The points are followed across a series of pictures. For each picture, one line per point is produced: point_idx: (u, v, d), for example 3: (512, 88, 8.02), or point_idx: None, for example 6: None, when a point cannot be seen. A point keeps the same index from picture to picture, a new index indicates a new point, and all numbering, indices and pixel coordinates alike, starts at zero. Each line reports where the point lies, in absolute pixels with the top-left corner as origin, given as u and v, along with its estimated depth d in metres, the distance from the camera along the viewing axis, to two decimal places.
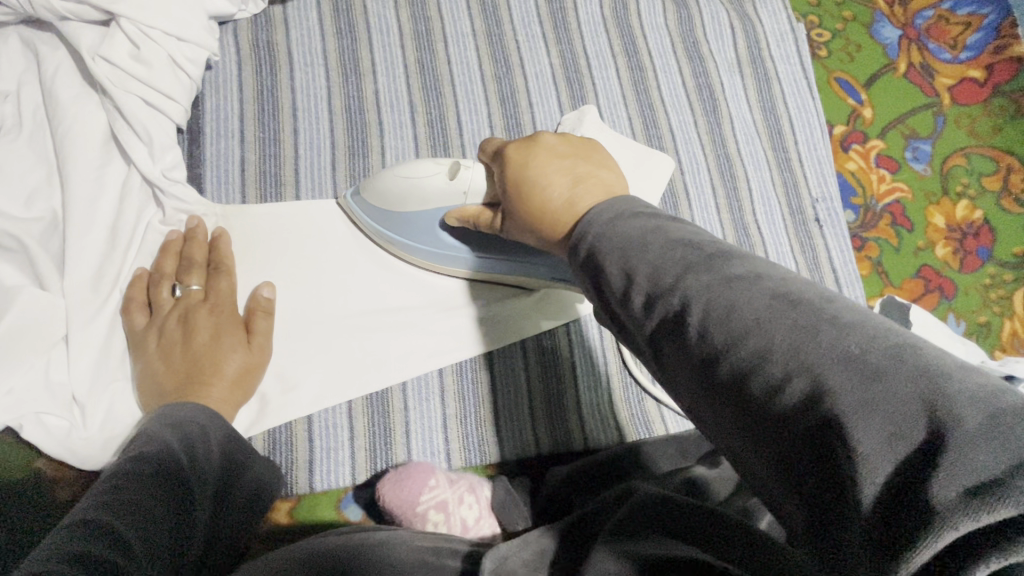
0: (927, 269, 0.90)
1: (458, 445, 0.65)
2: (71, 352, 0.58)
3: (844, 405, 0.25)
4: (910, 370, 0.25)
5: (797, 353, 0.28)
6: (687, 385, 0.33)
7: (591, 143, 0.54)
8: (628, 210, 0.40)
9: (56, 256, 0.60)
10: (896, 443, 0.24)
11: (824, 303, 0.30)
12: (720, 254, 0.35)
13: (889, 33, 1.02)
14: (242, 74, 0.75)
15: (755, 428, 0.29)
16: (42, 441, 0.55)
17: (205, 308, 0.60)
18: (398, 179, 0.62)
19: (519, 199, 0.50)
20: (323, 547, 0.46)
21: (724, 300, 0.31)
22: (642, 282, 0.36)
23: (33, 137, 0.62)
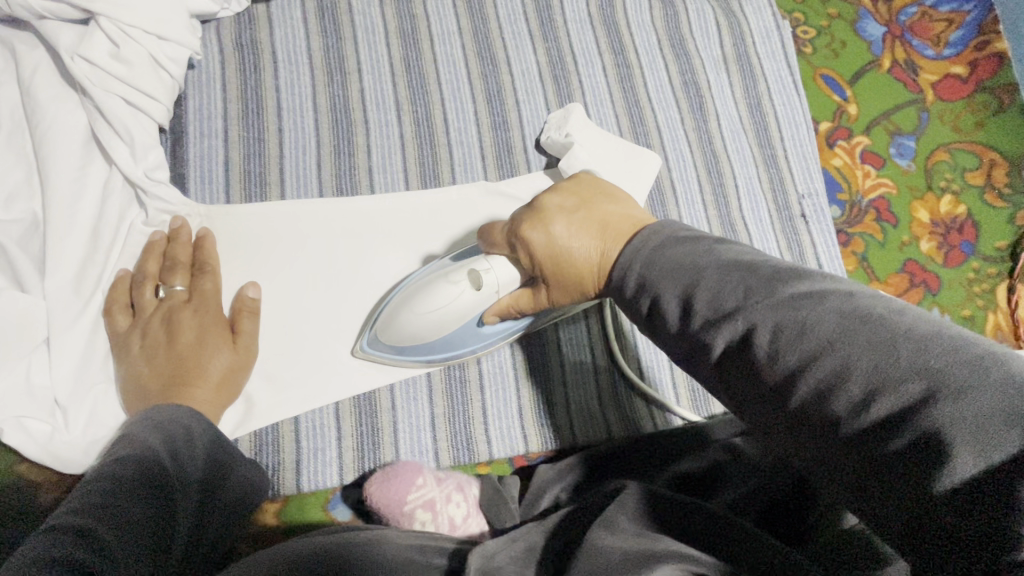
0: (912, 264, 0.91)
1: (447, 444, 0.65)
2: (52, 355, 0.57)
3: (937, 420, 0.29)
4: (992, 378, 0.29)
5: (878, 371, 0.31)
6: (759, 403, 0.36)
7: (583, 186, 0.55)
8: (674, 235, 0.44)
9: (37, 258, 0.59)
10: (991, 451, 0.27)
11: (892, 317, 0.33)
12: (777, 273, 0.38)
13: (874, 30, 1.02)
14: (225, 73, 0.74)
15: (839, 444, 0.32)
16: (25, 444, 0.54)
17: (190, 308, 0.60)
18: (418, 315, 0.59)
19: (562, 275, 0.52)
20: (309, 548, 0.46)
21: (795, 322, 0.35)
22: (703, 308, 0.39)
23: (11, 137, 0.61)
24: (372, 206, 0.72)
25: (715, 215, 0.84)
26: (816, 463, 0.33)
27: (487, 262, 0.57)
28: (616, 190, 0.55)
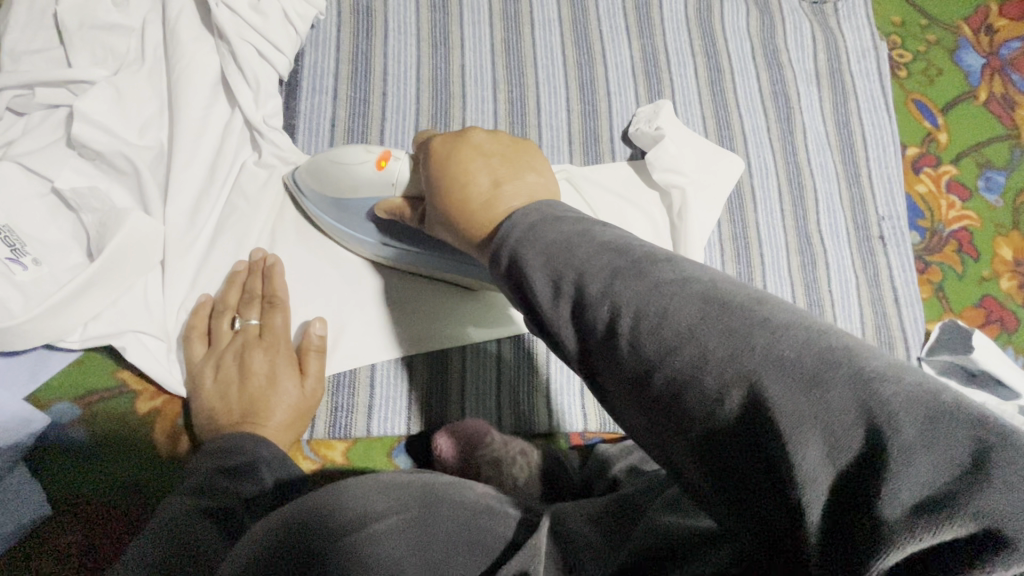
0: (990, 300, 0.88)
1: (510, 411, 0.67)
2: (167, 277, 0.62)
3: (783, 418, 0.27)
4: (845, 375, 0.27)
5: (732, 364, 0.30)
6: (625, 396, 0.35)
7: (514, 144, 0.54)
8: (552, 216, 0.42)
9: (160, 183, 0.64)
10: (838, 451, 0.26)
11: (754, 306, 0.31)
12: (648, 257, 0.36)
13: (972, 60, 1.00)
14: (340, 35, 0.78)
15: (694, 441, 0.31)
16: (138, 354, 0.60)
17: (261, 347, 0.60)
18: (326, 168, 0.64)
19: (442, 181, 0.52)
20: (354, 513, 0.38)
21: (656, 308, 0.33)
22: (569, 289, 0.37)
23: (152, 72, 0.66)
24: None
25: (792, 225, 0.84)
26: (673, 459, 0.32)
27: (403, 155, 0.62)
28: (544, 163, 0.53)
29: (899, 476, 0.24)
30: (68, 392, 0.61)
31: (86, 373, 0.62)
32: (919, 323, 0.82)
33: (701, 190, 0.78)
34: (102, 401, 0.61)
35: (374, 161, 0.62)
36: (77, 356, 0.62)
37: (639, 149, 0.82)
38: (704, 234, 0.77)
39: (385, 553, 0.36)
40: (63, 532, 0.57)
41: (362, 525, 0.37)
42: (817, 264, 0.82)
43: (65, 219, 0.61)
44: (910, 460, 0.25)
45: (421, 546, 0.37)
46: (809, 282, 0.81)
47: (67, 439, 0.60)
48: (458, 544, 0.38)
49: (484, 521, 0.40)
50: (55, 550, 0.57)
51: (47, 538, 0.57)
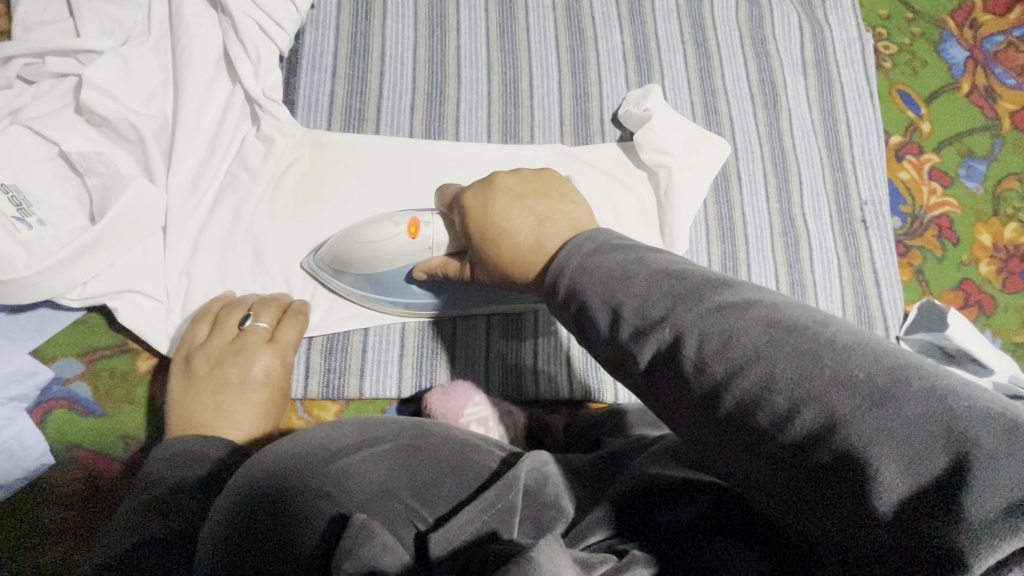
0: (968, 283, 0.91)
1: (498, 378, 0.69)
2: (167, 242, 0.65)
3: (859, 432, 0.28)
4: (917, 392, 0.28)
5: (801, 384, 0.31)
6: (689, 416, 0.36)
7: (540, 178, 0.57)
8: (605, 243, 0.45)
9: (164, 152, 0.66)
10: (916, 465, 0.27)
11: (817, 327, 0.33)
12: (702, 282, 0.38)
13: (956, 53, 1.03)
14: (340, 17, 0.81)
15: (765, 460, 0.32)
16: (135, 315, 0.63)
17: (264, 356, 0.61)
18: (356, 245, 0.63)
19: (490, 243, 0.54)
20: (347, 443, 0.43)
21: (720, 331, 0.35)
22: (630, 316, 0.39)
23: (158, 46, 0.68)
24: (457, 151, 0.77)
25: (776, 208, 0.86)
26: (746, 478, 0.33)
27: (432, 216, 0.62)
28: (572, 192, 0.57)
29: (987, 486, 0.25)
30: (72, 349, 0.63)
31: (88, 332, 0.64)
32: (898, 303, 0.85)
33: (687, 172, 0.80)
34: (105, 357, 0.63)
35: (404, 230, 0.61)
36: (81, 314, 0.64)
37: (629, 131, 0.85)
38: (690, 214, 0.80)
39: (374, 473, 0.41)
40: (68, 482, 0.60)
41: (342, 456, 0.42)
42: (800, 245, 0.85)
43: (71, 182, 0.63)
44: (995, 471, 0.25)
45: (406, 467, 0.42)
46: (792, 262, 0.84)
47: (70, 394, 0.62)
48: (444, 467, 0.43)
49: (469, 454, 0.45)
50: (57, 498, 0.60)
51: (52, 487, 0.60)
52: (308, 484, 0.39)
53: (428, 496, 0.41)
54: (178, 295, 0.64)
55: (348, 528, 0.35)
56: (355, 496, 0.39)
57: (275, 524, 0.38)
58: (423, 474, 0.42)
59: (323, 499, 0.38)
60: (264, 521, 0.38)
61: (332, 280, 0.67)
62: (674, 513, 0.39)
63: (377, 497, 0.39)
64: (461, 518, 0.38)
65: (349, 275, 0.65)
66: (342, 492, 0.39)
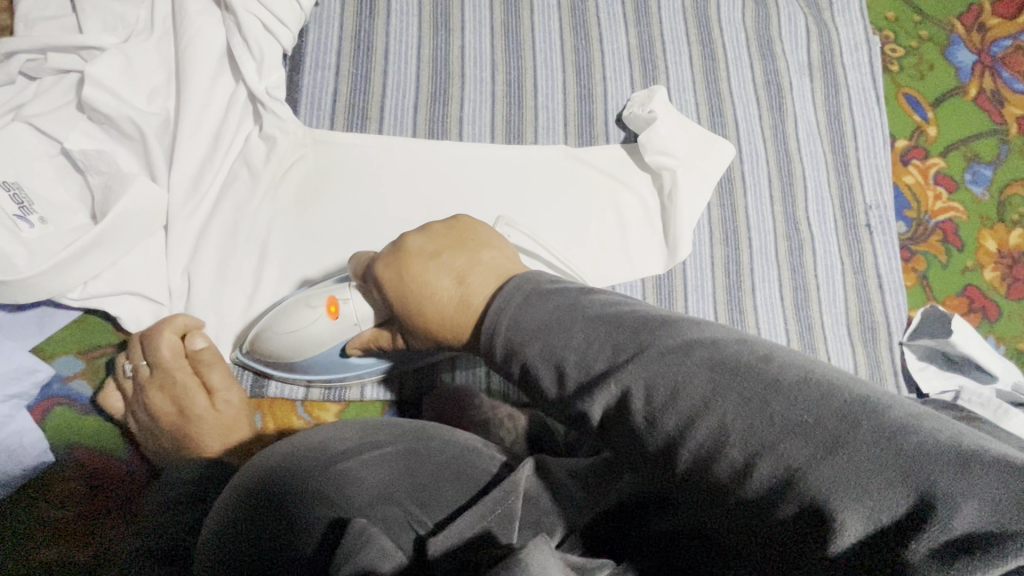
0: (973, 289, 0.91)
1: (498, 380, 0.69)
2: (171, 240, 0.65)
3: (815, 482, 0.29)
4: (864, 435, 0.29)
5: (752, 434, 0.32)
6: (650, 469, 0.36)
7: (452, 230, 0.56)
8: (534, 292, 0.44)
9: (166, 150, 0.66)
10: (874, 512, 0.27)
11: (764, 367, 0.34)
12: (645, 325, 0.39)
13: (964, 57, 1.02)
14: (344, 14, 0.80)
15: (729, 513, 0.32)
16: (139, 314, 0.63)
17: (156, 385, 0.59)
18: (278, 335, 0.62)
19: (415, 316, 0.54)
20: (348, 445, 0.43)
21: (668, 382, 0.35)
22: (574, 371, 0.40)
23: (161, 42, 0.68)
24: (461, 150, 0.77)
25: (781, 211, 0.86)
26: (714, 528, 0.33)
27: (348, 292, 0.62)
28: (489, 235, 0.55)
29: (942, 526, 0.26)
30: (73, 346, 0.63)
31: (88, 330, 0.64)
32: (902, 309, 0.85)
33: (691, 174, 0.80)
34: (106, 356, 0.63)
35: (324, 311, 0.61)
36: (80, 313, 0.64)
37: (633, 132, 0.84)
38: (694, 217, 0.79)
39: (373, 477, 0.40)
40: (67, 480, 0.60)
41: (337, 462, 0.41)
42: (803, 250, 0.84)
43: (73, 179, 0.63)
44: (948, 510, 0.26)
45: (407, 471, 0.42)
46: (795, 266, 0.83)
47: (70, 392, 0.62)
48: (443, 472, 0.43)
49: (472, 458, 0.44)
50: (55, 495, 0.59)
51: (50, 485, 0.59)
52: (291, 511, 0.38)
53: (427, 501, 0.41)
54: (183, 292, 0.64)
55: (348, 531, 0.35)
56: (354, 501, 0.39)
57: (275, 539, 0.37)
58: (421, 483, 0.41)
59: (321, 503, 0.38)
60: (264, 528, 0.38)
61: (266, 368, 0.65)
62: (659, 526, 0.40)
63: (377, 502, 0.39)
64: (459, 522, 0.38)
65: (279, 362, 0.64)
66: (340, 497, 0.39)
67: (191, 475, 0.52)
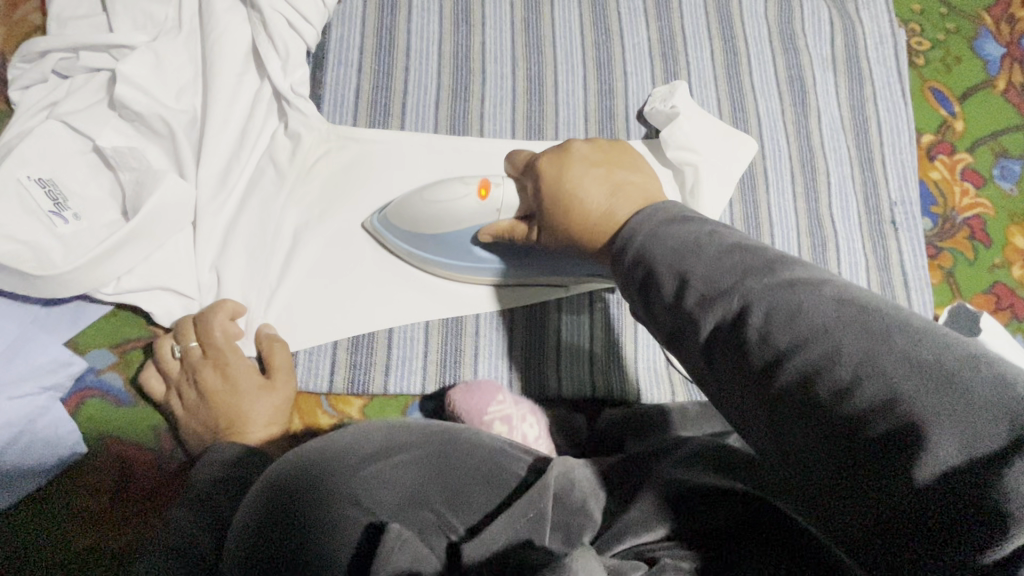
0: (999, 287, 0.89)
1: (520, 376, 0.69)
2: (199, 237, 0.65)
3: (921, 409, 0.30)
4: (983, 377, 0.29)
5: (868, 359, 0.32)
6: (742, 384, 0.37)
7: (615, 150, 0.59)
8: (679, 214, 0.45)
9: (194, 147, 0.67)
10: (973, 446, 0.28)
11: (890, 308, 0.34)
12: (773, 258, 0.39)
13: (992, 50, 1.00)
14: (365, 12, 0.80)
15: (816, 433, 0.33)
16: (170, 309, 0.64)
17: (209, 366, 0.61)
18: (424, 204, 0.64)
19: (559, 210, 0.55)
20: (376, 447, 0.43)
21: (790, 304, 0.35)
22: (698, 284, 0.40)
23: (188, 40, 0.69)
24: (482, 147, 0.77)
25: (804, 207, 0.85)
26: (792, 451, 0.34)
27: (502, 179, 0.62)
28: (644, 164, 0.58)
29: None
30: (104, 340, 0.64)
31: (119, 324, 0.65)
32: (927, 307, 0.83)
33: (713, 170, 0.79)
34: (136, 349, 0.65)
35: (475, 191, 0.62)
36: (111, 307, 0.65)
37: (654, 128, 0.84)
38: (716, 213, 0.78)
39: (405, 480, 0.42)
40: (101, 470, 0.61)
41: (366, 465, 0.42)
42: (826, 247, 0.83)
43: (104, 176, 0.64)
44: None
45: (438, 474, 0.43)
46: (818, 262, 0.82)
47: (102, 384, 0.63)
48: (474, 475, 0.43)
49: (499, 459, 0.45)
50: (87, 485, 0.60)
51: (79, 479, 0.61)
52: (324, 502, 0.40)
53: (459, 503, 0.42)
54: (212, 289, 0.66)
55: (386, 537, 0.36)
56: (386, 504, 0.40)
57: (311, 534, 0.38)
58: (455, 487, 0.42)
59: (355, 506, 0.39)
60: (300, 524, 0.39)
61: (394, 242, 0.69)
62: (712, 510, 0.38)
63: (408, 505, 0.41)
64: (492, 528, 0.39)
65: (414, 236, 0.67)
66: (372, 501, 0.40)
67: (220, 474, 0.53)
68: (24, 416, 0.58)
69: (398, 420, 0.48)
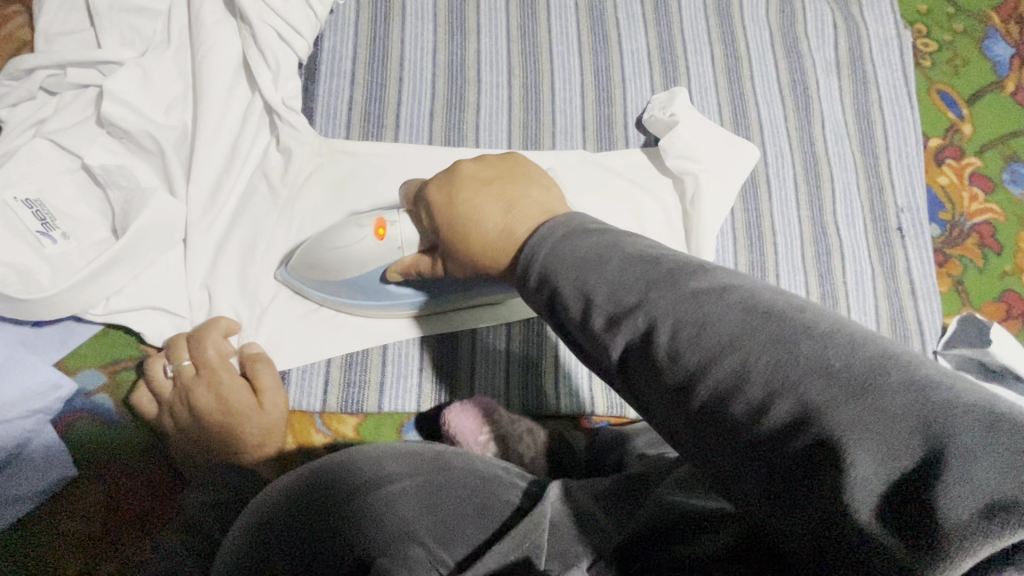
0: (1011, 295, 0.87)
1: (518, 392, 0.68)
2: (189, 254, 0.64)
3: (834, 425, 0.27)
4: (893, 382, 0.27)
5: (777, 373, 0.29)
6: (662, 407, 0.34)
7: (504, 163, 0.56)
8: (578, 226, 0.43)
9: (184, 163, 0.66)
10: (891, 460, 0.25)
11: (795, 312, 0.31)
12: (679, 266, 0.37)
13: (1001, 50, 0.98)
14: (358, 22, 0.79)
15: (737, 455, 0.30)
16: (161, 328, 0.63)
17: (202, 385, 0.60)
18: (325, 251, 0.61)
19: (460, 239, 0.53)
20: (367, 477, 0.42)
21: (696, 317, 0.33)
22: (602, 304, 0.38)
23: (177, 54, 0.68)
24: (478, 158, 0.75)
25: (807, 215, 0.83)
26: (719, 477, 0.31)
27: (396, 215, 0.59)
28: (539, 172, 0.55)
29: (960, 481, 0.24)
30: (95, 361, 0.63)
31: (110, 345, 0.64)
32: (936, 316, 0.81)
33: (715, 178, 0.77)
34: (127, 369, 0.64)
35: (371, 232, 0.59)
36: (102, 326, 0.64)
37: (653, 136, 0.82)
38: (718, 223, 0.77)
39: (395, 514, 0.40)
40: (93, 493, 0.60)
41: (356, 497, 0.41)
42: (831, 256, 0.81)
43: (93, 194, 0.63)
44: (971, 467, 0.24)
45: (429, 508, 0.41)
46: (822, 271, 0.81)
47: (94, 406, 0.62)
48: (466, 508, 0.42)
49: (494, 490, 0.44)
50: (79, 508, 0.60)
51: (69, 502, 0.60)
52: (316, 536, 0.39)
53: (449, 538, 0.40)
54: (203, 308, 0.64)
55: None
56: (376, 540, 0.38)
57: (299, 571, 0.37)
58: (449, 521, 0.41)
59: (344, 543, 0.38)
60: (291, 558, 0.38)
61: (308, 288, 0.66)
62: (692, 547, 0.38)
63: (396, 540, 0.38)
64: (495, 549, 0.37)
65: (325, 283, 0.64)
66: (362, 537, 0.38)
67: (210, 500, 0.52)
68: (15, 437, 0.58)
69: (390, 445, 0.47)
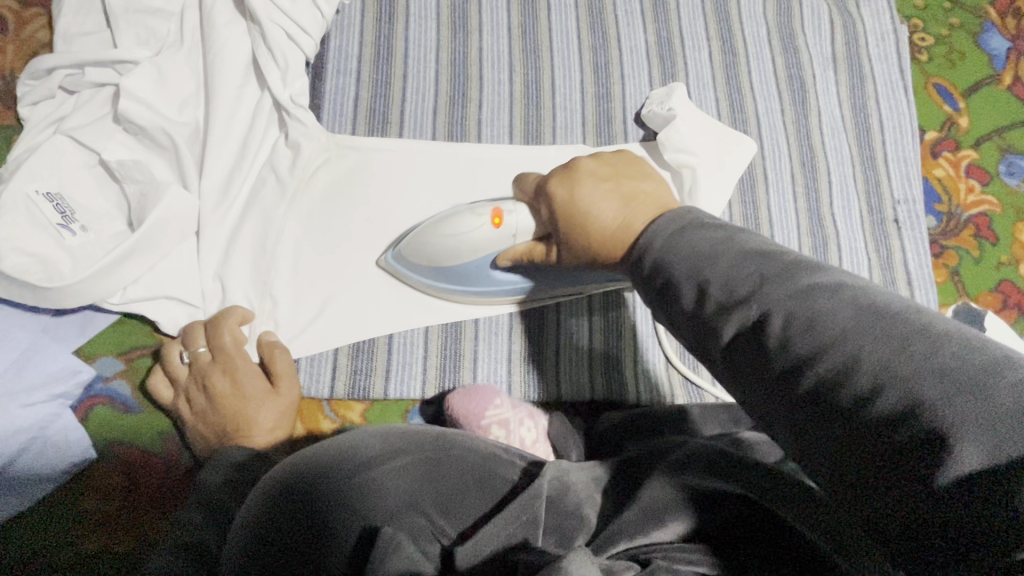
0: (1007, 285, 0.88)
1: (520, 380, 0.70)
2: (202, 246, 0.67)
3: (944, 416, 0.29)
4: (1007, 382, 0.29)
5: (887, 367, 0.32)
6: (766, 391, 0.37)
7: (621, 161, 0.59)
8: (694, 221, 0.46)
9: (197, 158, 0.68)
10: (999, 449, 0.28)
11: (909, 313, 0.34)
12: (793, 264, 0.39)
13: (997, 44, 0.99)
14: (364, 21, 0.82)
15: (840, 442, 0.33)
16: (175, 317, 0.66)
17: (217, 370, 0.62)
18: (440, 237, 0.65)
19: (574, 228, 0.56)
20: (371, 453, 0.44)
21: (808, 311, 0.36)
22: (715, 291, 0.40)
23: (190, 53, 0.70)
24: (479, 153, 0.77)
25: (804, 207, 0.84)
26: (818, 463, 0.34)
27: (513, 206, 0.63)
28: (651, 170, 0.58)
29: None
30: (111, 348, 0.66)
31: (126, 332, 0.67)
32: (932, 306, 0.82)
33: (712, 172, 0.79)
34: (142, 357, 0.66)
35: (488, 220, 0.63)
36: (119, 315, 0.66)
37: (652, 131, 0.84)
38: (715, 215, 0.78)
39: (399, 486, 0.42)
40: (110, 475, 0.62)
41: (363, 471, 0.43)
42: (828, 246, 0.83)
43: (110, 189, 0.66)
44: None
45: (431, 481, 0.43)
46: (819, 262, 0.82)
47: (110, 390, 0.65)
48: (466, 482, 0.44)
49: (492, 466, 0.46)
50: (97, 489, 0.62)
51: (87, 483, 0.62)
52: (324, 506, 0.41)
53: (451, 509, 0.42)
54: (215, 298, 0.67)
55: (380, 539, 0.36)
56: (382, 509, 0.40)
57: (310, 538, 0.39)
58: (450, 494, 0.43)
59: (351, 513, 0.40)
60: (302, 527, 0.40)
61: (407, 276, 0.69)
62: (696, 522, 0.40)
63: (401, 511, 0.40)
64: (485, 532, 0.39)
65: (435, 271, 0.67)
66: (368, 507, 0.40)
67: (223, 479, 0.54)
68: (37, 420, 0.61)
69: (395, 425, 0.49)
